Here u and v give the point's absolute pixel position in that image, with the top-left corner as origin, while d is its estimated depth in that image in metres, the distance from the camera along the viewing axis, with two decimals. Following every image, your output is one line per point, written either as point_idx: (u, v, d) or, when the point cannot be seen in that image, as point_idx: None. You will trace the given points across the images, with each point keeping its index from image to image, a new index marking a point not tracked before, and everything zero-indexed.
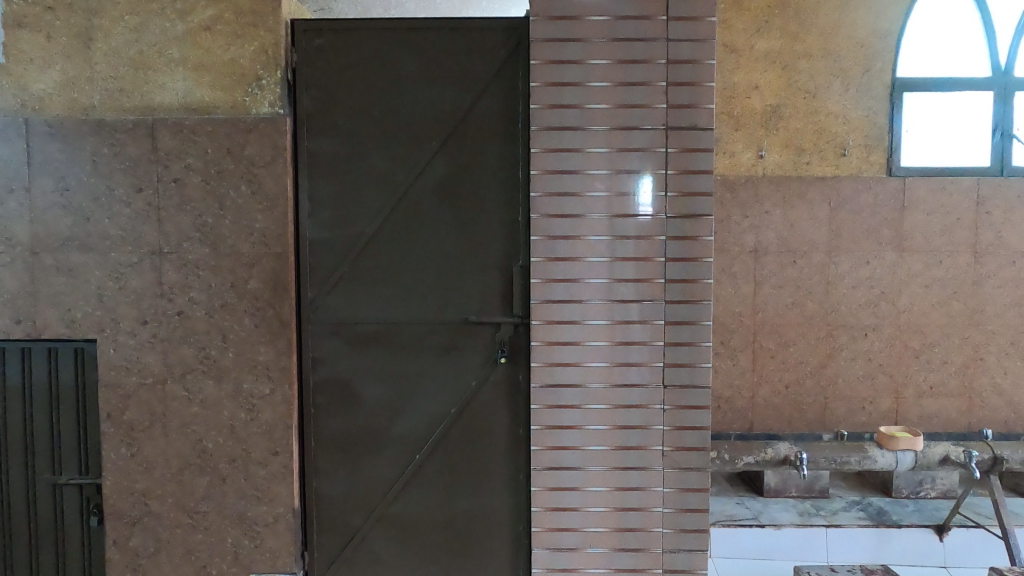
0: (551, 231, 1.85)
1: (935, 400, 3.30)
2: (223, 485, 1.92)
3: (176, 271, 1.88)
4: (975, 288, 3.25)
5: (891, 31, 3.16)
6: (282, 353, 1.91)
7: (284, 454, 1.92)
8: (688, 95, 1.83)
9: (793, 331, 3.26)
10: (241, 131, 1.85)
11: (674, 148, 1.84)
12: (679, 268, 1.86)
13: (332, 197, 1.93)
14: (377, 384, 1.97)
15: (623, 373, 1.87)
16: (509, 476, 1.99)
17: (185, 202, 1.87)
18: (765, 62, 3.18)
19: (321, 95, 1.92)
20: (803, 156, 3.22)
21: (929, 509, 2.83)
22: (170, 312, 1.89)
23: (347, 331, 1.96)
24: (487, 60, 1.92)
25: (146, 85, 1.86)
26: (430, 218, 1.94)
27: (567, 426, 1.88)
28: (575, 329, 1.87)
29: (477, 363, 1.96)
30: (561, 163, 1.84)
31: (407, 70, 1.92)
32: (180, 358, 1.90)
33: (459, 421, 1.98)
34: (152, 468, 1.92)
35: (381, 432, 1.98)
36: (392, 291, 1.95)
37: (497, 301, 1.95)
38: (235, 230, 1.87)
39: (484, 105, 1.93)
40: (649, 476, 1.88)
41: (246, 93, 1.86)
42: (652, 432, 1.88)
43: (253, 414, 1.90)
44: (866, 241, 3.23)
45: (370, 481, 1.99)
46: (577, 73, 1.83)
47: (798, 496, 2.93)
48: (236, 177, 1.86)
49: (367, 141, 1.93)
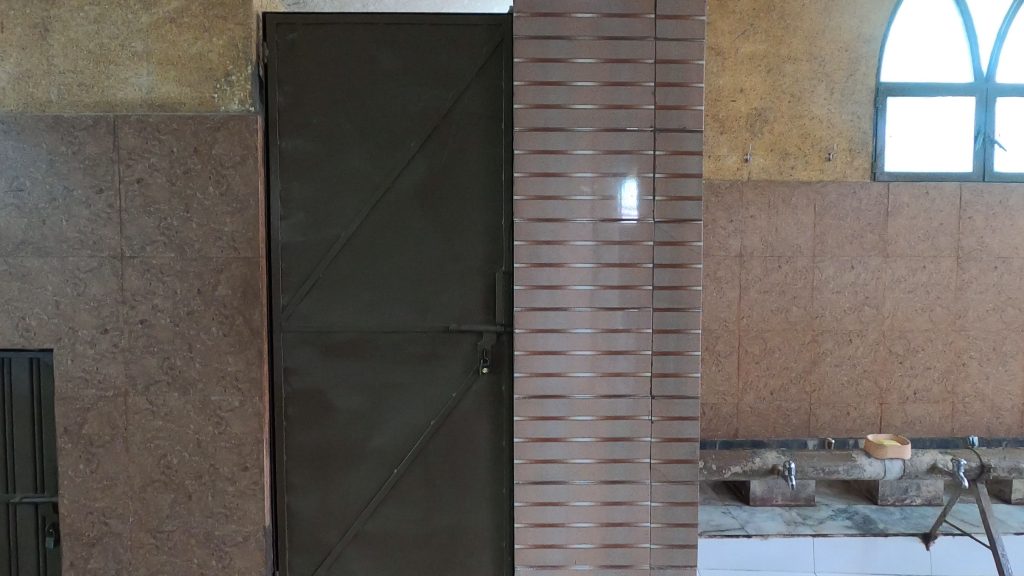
0: (536, 235, 1.78)
1: (919, 405, 3.29)
2: (189, 503, 1.82)
3: (139, 277, 1.78)
4: (957, 294, 3.25)
5: (873, 36, 3.16)
6: (253, 363, 1.81)
7: (254, 470, 1.81)
8: (677, 95, 1.78)
9: (777, 337, 3.23)
10: (210, 129, 1.75)
11: (662, 151, 1.79)
12: (667, 275, 1.80)
13: (306, 199, 1.85)
14: (352, 395, 1.88)
15: (609, 384, 1.81)
16: (492, 490, 1.91)
17: (149, 204, 1.77)
18: (749, 65, 3.15)
19: (294, 92, 1.84)
20: (788, 161, 3.19)
21: (915, 517, 2.80)
22: (133, 320, 1.78)
23: (322, 340, 1.87)
24: (469, 58, 1.84)
25: (108, 80, 1.76)
26: (409, 222, 1.86)
27: (551, 439, 1.81)
28: (560, 339, 1.80)
29: (458, 373, 1.89)
30: (546, 165, 1.77)
31: (385, 68, 1.84)
32: (143, 369, 1.80)
33: (439, 433, 1.90)
34: (113, 485, 1.81)
35: (357, 446, 1.89)
36: (369, 298, 1.87)
37: (479, 308, 1.88)
38: (203, 234, 1.77)
39: (466, 104, 1.85)
40: (636, 490, 1.82)
41: (214, 89, 1.77)
42: (639, 445, 1.82)
43: (221, 427, 1.80)
44: (851, 246, 3.21)
45: (345, 496, 1.90)
46: (563, 72, 1.76)
47: (784, 504, 2.89)
48: (203, 178, 1.76)
49: (342, 141, 1.85)
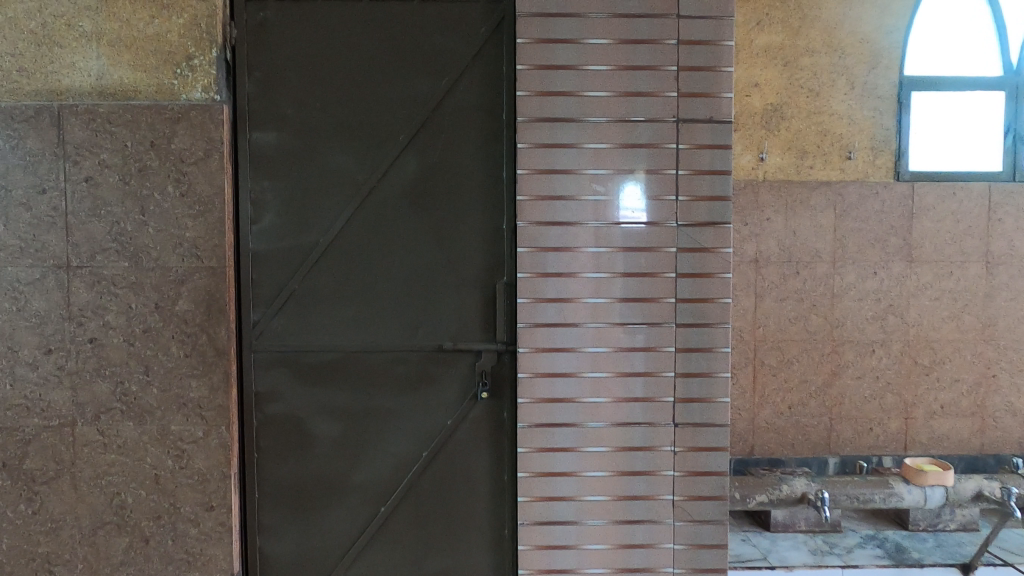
0: (542, 241, 1.56)
1: (946, 420, 3.08)
2: (146, 548, 1.59)
3: (87, 289, 1.55)
4: (987, 301, 3.04)
5: (895, 27, 2.96)
6: (219, 388, 1.58)
7: (221, 510, 1.59)
8: (704, 80, 1.56)
9: (796, 348, 3.01)
10: (168, 121, 1.53)
11: (685, 145, 1.57)
12: (691, 286, 1.58)
13: (280, 201, 1.63)
14: (332, 422, 1.66)
15: (626, 410, 1.59)
16: (492, 530, 1.69)
17: (99, 206, 1.54)
18: (765, 58, 2.94)
19: (265, 78, 1.62)
20: (806, 159, 2.98)
21: (951, 545, 2.59)
22: (80, 338, 1.55)
23: (298, 360, 1.65)
24: (465, 40, 1.62)
25: (51, 64, 1.53)
26: (397, 226, 1.64)
27: (560, 474, 1.58)
28: (570, 359, 1.58)
29: (453, 397, 1.66)
30: (553, 160, 1.56)
31: (368, 51, 1.62)
32: (93, 396, 1.56)
33: (432, 466, 1.67)
34: (58, 529, 1.57)
35: (339, 481, 1.67)
36: (352, 312, 1.65)
37: (477, 325, 1.66)
38: (160, 240, 1.55)
39: (460, 93, 1.63)
40: (657, 531, 1.60)
41: (173, 75, 1.54)
42: (660, 479, 1.60)
43: (182, 461, 1.58)
44: (873, 250, 3.00)
45: (325, 538, 1.68)
46: (573, 54, 1.55)
47: (808, 531, 2.67)
48: (161, 176, 1.54)
49: (321, 134, 1.63)
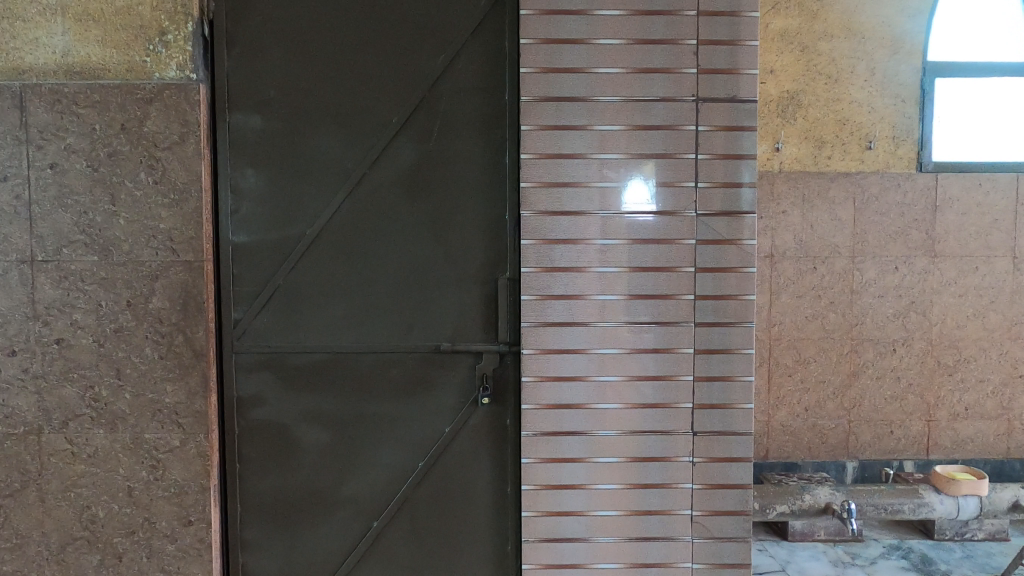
0: (548, 232, 1.43)
1: (969, 422, 2.93)
2: (119, 566, 1.46)
3: (53, 285, 1.42)
4: (1014, 298, 2.89)
5: (918, 10, 2.80)
6: (197, 393, 1.46)
7: (200, 525, 1.46)
8: (725, 54, 1.43)
9: (813, 347, 2.87)
10: (140, 101, 1.40)
11: (706, 127, 1.43)
12: (712, 282, 1.45)
13: (263, 189, 1.51)
14: (321, 429, 1.53)
15: (639, 417, 1.45)
16: (494, 548, 1.56)
17: (66, 195, 1.41)
18: (780, 43, 2.79)
19: (247, 55, 1.49)
20: (824, 149, 2.83)
21: (979, 555, 2.45)
22: (46, 339, 1.42)
23: (284, 362, 1.52)
24: (464, 12, 1.49)
25: (12, 40, 1.40)
26: (391, 217, 1.51)
27: (568, 487, 1.45)
28: (578, 361, 1.44)
29: (452, 402, 1.53)
30: (561, 144, 1.42)
31: (359, 27, 1.49)
32: (60, 401, 1.43)
33: (429, 477, 1.55)
34: (23, 546, 1.45)
35: (328, 493, 1.54)
36: (341, 309, 1.52)
37: (478, 324, 1.53)
38: (132, 232, 1.42)
39: (460, 71, 1.50)
40: (673, 548, 1.47)
41: (146, 52, 1.41)
42: (677, 493, 1.46)
43: (158, 472, 1.45)
44: (895, 244, 2.85)
45: (313, 555, 1.55)
46: (583, 27, 1.41)
47: (827, 540, 2.54)
48: (133, 161, 1.41)
49: (308, 116, 1.50)
